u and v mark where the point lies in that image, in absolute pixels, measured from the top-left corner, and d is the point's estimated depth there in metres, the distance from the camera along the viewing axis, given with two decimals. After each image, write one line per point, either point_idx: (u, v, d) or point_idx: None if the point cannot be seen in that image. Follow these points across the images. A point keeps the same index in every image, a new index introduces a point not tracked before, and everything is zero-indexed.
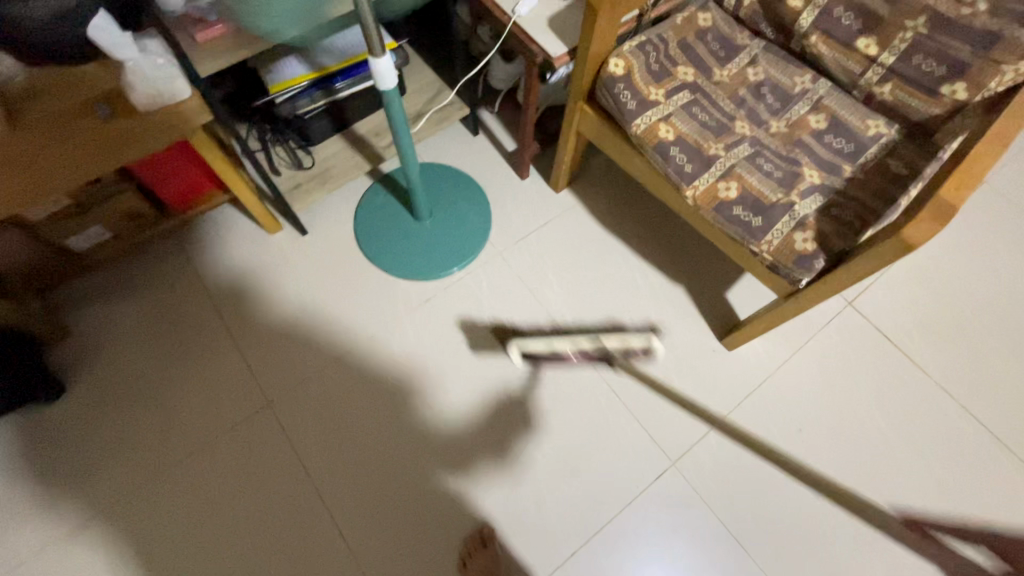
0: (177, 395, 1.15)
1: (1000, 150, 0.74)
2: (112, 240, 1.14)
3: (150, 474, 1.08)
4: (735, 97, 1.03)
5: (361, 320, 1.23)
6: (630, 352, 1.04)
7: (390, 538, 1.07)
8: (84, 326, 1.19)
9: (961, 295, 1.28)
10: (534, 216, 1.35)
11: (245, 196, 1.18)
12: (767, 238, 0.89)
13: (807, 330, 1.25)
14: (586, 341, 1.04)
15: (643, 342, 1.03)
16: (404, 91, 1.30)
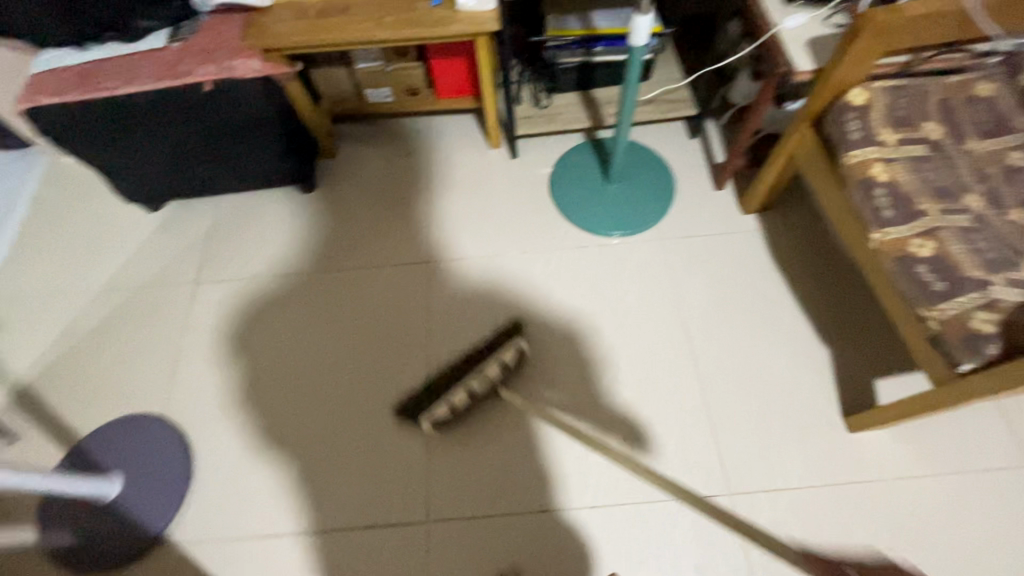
0: (373, 236, 1.46)
1: None
2: (392, 102, 1.51)
3: (332, 279, 1.40)
4: (982, 171, 0.94)
5: (521, 238, 1.41)
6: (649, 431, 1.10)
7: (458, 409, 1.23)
8: (343, 163, 1.57)
9: None
10: (710, 224, 1.38)
11: (489, 109, 1.44)
12: (942, 306, 0.82)
13: (957, 462, 1.07)
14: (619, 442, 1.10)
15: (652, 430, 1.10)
16: (650, 75, 1.44)
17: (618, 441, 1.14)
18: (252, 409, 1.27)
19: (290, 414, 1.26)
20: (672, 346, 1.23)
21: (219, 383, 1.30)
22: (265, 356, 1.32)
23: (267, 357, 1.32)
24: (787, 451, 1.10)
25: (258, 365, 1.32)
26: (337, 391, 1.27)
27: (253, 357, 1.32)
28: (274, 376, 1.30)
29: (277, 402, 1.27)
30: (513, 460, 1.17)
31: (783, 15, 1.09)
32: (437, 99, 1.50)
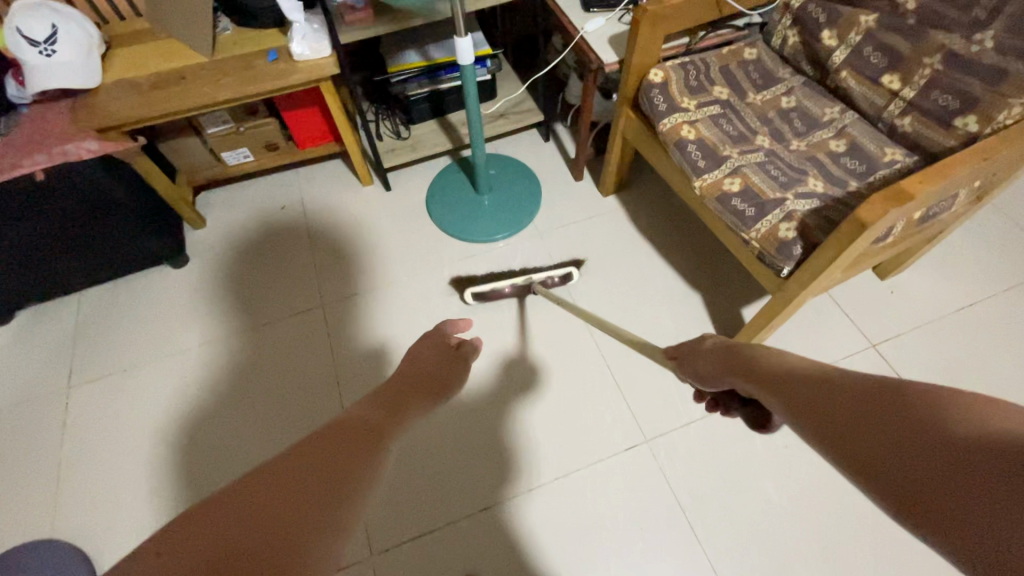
0: (260, 289, 1.43)
1: (977, 163, 0.80)
2: (254, 161, 1.51)
3: (223, 341, 1.35)
4: (764, 116, 1.15)
5: (410, 262, 1.46)
6: (550, 279, 1.33)
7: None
8: (215, 229, 1.54)
9: (1001, 365, 1.23)
10: (578, 212, 1.52)
11: (352, 149, 1.49)
12: (757, 226, 0.98)
13: (820, 359, 1.24)
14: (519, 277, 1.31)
15: (561, 272, 1.33)
16: (496, 93, 1.58)
17: (540, 420, 1.20)
18: (160, 497, 1.17)
19: (202, 496, 1.17)
20: (567, 323, 1.33)
21: (117, 481, 1.19)
22: (166, 440, 1.23)
23: (165, 444, 1.23)
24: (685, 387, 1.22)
25: (156, 455, 1.22)
26: (252, 459, 1.21)
27: (153, 442, 1.23)
28: (181, 453, 1.22)
29: (191, 480, 1.19)
30: (444, 473, 1.15)
31: (584, 20, 1.26)
32: (300, 150, 1.53)
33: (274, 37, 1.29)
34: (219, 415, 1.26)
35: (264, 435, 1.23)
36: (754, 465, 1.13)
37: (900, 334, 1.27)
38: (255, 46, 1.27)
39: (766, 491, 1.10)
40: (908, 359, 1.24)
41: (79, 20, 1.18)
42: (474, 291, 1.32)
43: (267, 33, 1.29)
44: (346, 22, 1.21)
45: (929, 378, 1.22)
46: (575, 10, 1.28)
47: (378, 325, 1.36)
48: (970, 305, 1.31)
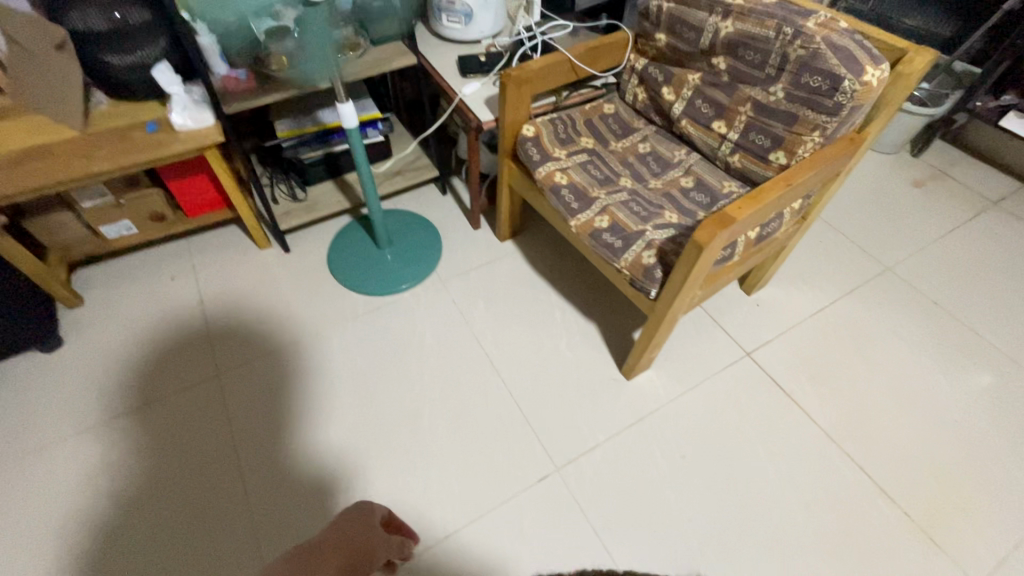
0: (148, 367, 1.35)
1: (783, 189, 0.96)
2: (138, 232, 1.46)
3: (104, 428, 1.25)
4: (625, 161, 1.30)
5: (313, 322, 1.45)
6: None
7: (291, 513, 1.16)
8: (94, 308, 1.45)
9: (853, 360, 1.42)
10: (479, 258, 1.59)
11: (246, 214, 1.49)
12: (624, 256, 1.09)
13: (705, 372, 1.36)
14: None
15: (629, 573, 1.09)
16: (390, 152, 1.66)
17: (454, 466, 1.21)
18: None
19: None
20: (475, 366, 1.36)
21: None
22: (35, 548, 1.10)
23: (37, 549, 1.10)
24: (590, 414, 1.28)
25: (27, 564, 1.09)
26: (142, 554, 1.11)
27: (17, 554, 1.10)
28: (54, 560, 1.09)
29: None
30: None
31: (461, 84, 1.38)
32: (189, 218, 1.50)
33: (153, 110, 1.29)
34: (105, 506, 1.15)
35: (159, 524, 1.14)
36: (658, 479, 1.20)
37: (769, 342, 1.43)
38: (132, 119, 1.27)
39: (671, 503, 1.17)
40: (778, 363, 1.40)
41: None
42: None
43: (145, 105, 1.29)
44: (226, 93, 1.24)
45: (796, 377, 1.37)
46: (452, 76, 1.40)
47: (283, 390, 1.32)
48: (821, 311, 1.51)
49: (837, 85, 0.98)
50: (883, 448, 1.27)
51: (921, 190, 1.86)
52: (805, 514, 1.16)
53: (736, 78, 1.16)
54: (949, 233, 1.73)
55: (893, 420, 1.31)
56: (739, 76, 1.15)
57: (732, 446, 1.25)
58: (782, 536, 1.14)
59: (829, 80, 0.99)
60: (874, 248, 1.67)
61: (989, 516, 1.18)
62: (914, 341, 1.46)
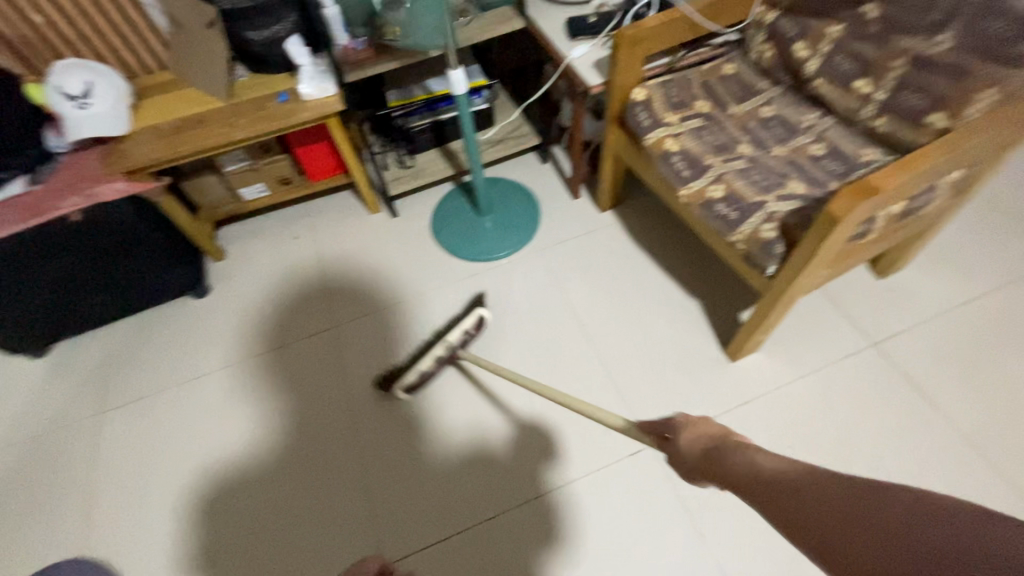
0: (276, 316, 1.51)
1: (944, 156, 0.83)
2: (269, 195, 1.61)
3: (243, 366, 1.43)
4: (745, 126, 1.20)
5: (417, 284, 1.52)
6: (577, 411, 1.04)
7: (395, 458, 1.26)
8: (234, 261, 1.64)
9: (1006, 358, 1.23)
10: (577, 228, 1.57)
11: (360, 180, 1.59)
12: (740, 229, 1.01)
13: (821, 359, 1.25)
14: (437, 348, 1.25)
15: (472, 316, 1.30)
16: (493, 120, 1.67)
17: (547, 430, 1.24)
18: (187, 518, 1.24)
19: (231, 514, 1.24)
20: (569, 335, 1.37)
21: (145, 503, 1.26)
22: (190, 464, 1.30)
23: (192, 465, 1.30)
24: (688, 391, 1.24)
25: (186, 473, 1.29)
26: (272, 480, 1.27)
27: (178, 466, 1.30)
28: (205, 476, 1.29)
29: (215, 503, 1.25)
30: (453, 485, 1.23)
31: (570, 47, 1.34)
32: (312, 183, 1.63)
33: (284, 81, 1.40)
34: (241, 435, 1.33)
35: (286, 455, 1.29)
36: None
37: (900, 331, 1.28)
38: (268, 90, 1.39)
39: None
40: (911, 356, 1.24)
41: (110, 76, 1.31)
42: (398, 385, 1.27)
43: (277, 77, 1.40)
44: (348, 62, 1.31)
45: (932, 373, 1.22)
46: (561, 39, 1.36)
47: (388, 346, 1.42)
48: (970, 300, 1.31)
49: None
50: None
51: None
52: None
53: (891, 27, 1.01)
54: None
55: None
56: (895, 24, 1.00)
57: (845, 441, 1.15)
58: None
59: None
60: None
61: None
62: None
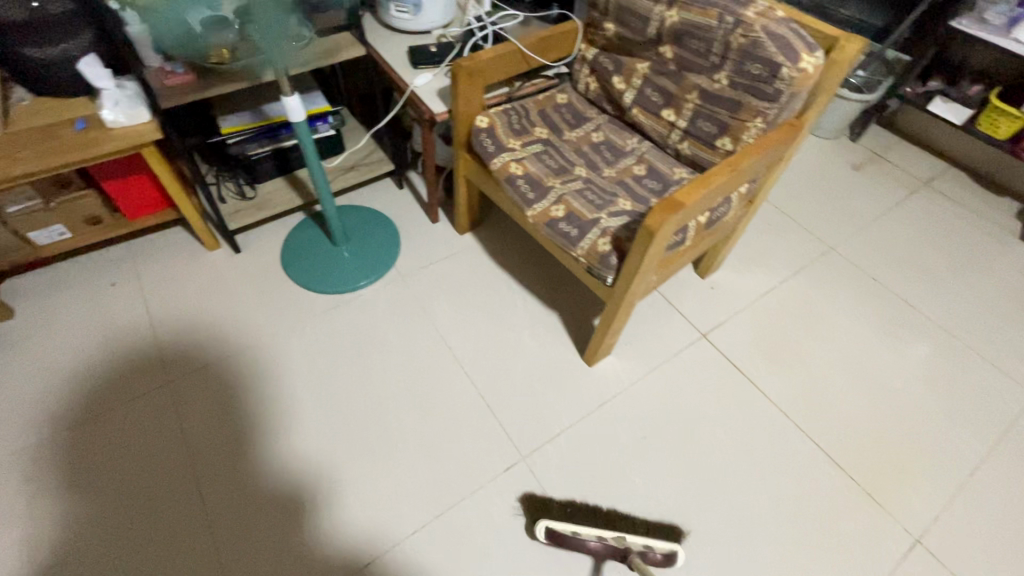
0: (95, 376, 1.29)
1: (728, 173, 0.99)
2: (71, 238, 1.37)
3: (48, 443, 1.19)
4: (579, 150, 1.32)
5: (270, 323, 1.40)
6: (649, 554, 1.04)
7: (281, 534, 1.11)
8: (30, 318, 1.36)
9: (801, 336, 1.49)
10: (439, 252, 1.58)
11: (192, 214, 1.43)
12: (581, 243, 1.10)
13: (665, 354, 1.40)
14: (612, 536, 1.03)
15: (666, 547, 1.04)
16: (343, 147, 1.62)
17: (421, 460, 1.21)
18: None
19: None
20: (438, 359, 1.36)
21: None
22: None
23: None
24: (555, 398, 1.31)
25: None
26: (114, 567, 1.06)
27: None
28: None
29: None
30: (345, 550, 1.10)
31: (413, 76, 1.36)
32: (131, 221, 1.42)
33: (81, 107, 1.21)
34: (47, 526, 1.10)
35: (138, 548, 1.08)
36: (622, 461, 1.23)
37: (723, 322, 1.49)
38: (59, 116, 1.19)
39: (634, 484, 1.20)
40: (733, 342, 1.45)
41: None
42: (550, 527, 1.05)
43: (72, 102, 1.21)
44: (164, 87, 1.19)
45: (750, 354, 1.43)
46: (404, 67, 1.38)
47: (264, 389, 1.29)
48: (771, 290, 1.58)
49: (775, 72, 1.01)
50: (831, 417, 1.33)
51: (860, 172, 1.96)
52: (760, 485, 1.22)
53: (682, 66, 1.18)
54: (886, 212, 1.83)
55: (840, 391, 1.38)
56: (686, 64, 1.17)
57: (690, 424, 1.29)
58: (740, 505, 1.19)
59: (768, 67, 1.02)
60: (819, 228, 1.75)
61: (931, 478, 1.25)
62: (857, 316, 1.54)
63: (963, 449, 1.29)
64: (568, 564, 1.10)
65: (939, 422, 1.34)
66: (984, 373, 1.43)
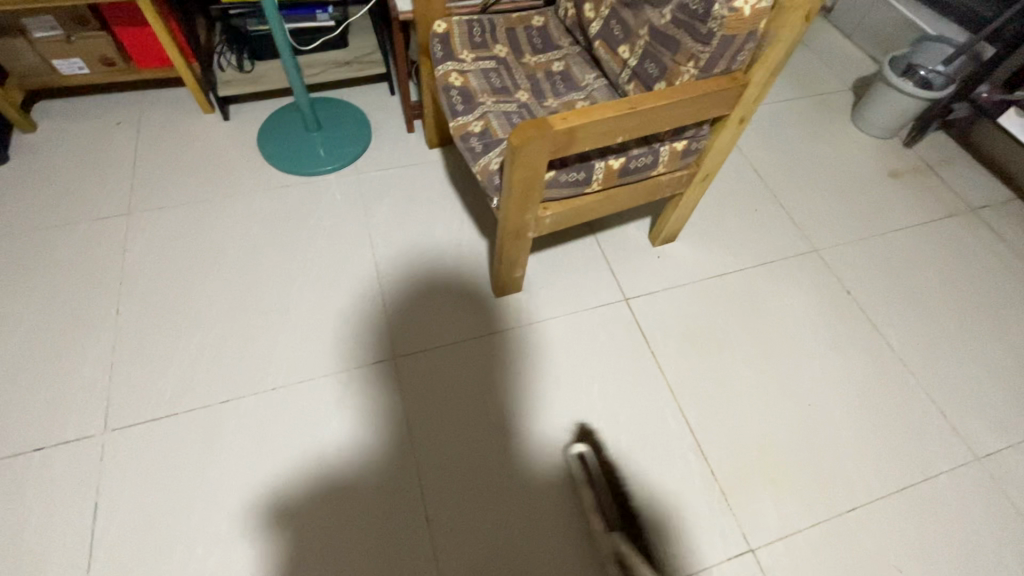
0: (75, 190, 1.48)
1: (623, 111, 0.93)
2: (88, 72, 1.55)
3: (20, 231, 1.39)
4: (531, 76, 1.27)
5: (229, 185, 1.53)
6: None
7: (548, 508, 1.12)
8: (44, 133, 1.58)
9: (734, 328, 1.37)
10: (400, 160, 1.62)
11: (188, 75, 1.55)
12: (480, 161, 1.09)
13: (576, 305, 1.37)
14: None
15: None
16: (342, 41, 1.67)
17: (309, 334, 1.29)
18: None
19: None
20: (358, 254, 1.42)
21: None
22: None
23: None
24: (451, 316, 1.34)
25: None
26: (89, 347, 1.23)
27: None
28: None
29: None
30: (274, 401, 1.20)
31: None
32: (139, 69, 1.58)
33: None
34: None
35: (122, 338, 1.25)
36: (489, 389, 1.24)
37: (652, 293, 1.41)
38: None
39: (490, 411, 1.22)
40: (653, 313, 1.38)
41: None
42: None
43: None
44: None
45: (666, 330, 1.36)
46: None
47: (271, 254, 1.41)
48: (723, 275, 1.46)
49: (710, 10, 0.91)
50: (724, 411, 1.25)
51: (894, 180, 1.71)
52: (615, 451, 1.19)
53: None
54: (904, 229, 1.59)
55: (751, 392, 1.28)
56: None
57: (571, 376, 1.27)
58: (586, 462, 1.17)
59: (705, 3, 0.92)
60: (810, 227, 1.57)
61: (806, 499, 1.16)
62: (807, 325, 1.39)
63: (859, 487, 1.18)
64: (399, 459, 1.15)
65: (842, 452, 1.22)
66: (926, 421, 1.27)
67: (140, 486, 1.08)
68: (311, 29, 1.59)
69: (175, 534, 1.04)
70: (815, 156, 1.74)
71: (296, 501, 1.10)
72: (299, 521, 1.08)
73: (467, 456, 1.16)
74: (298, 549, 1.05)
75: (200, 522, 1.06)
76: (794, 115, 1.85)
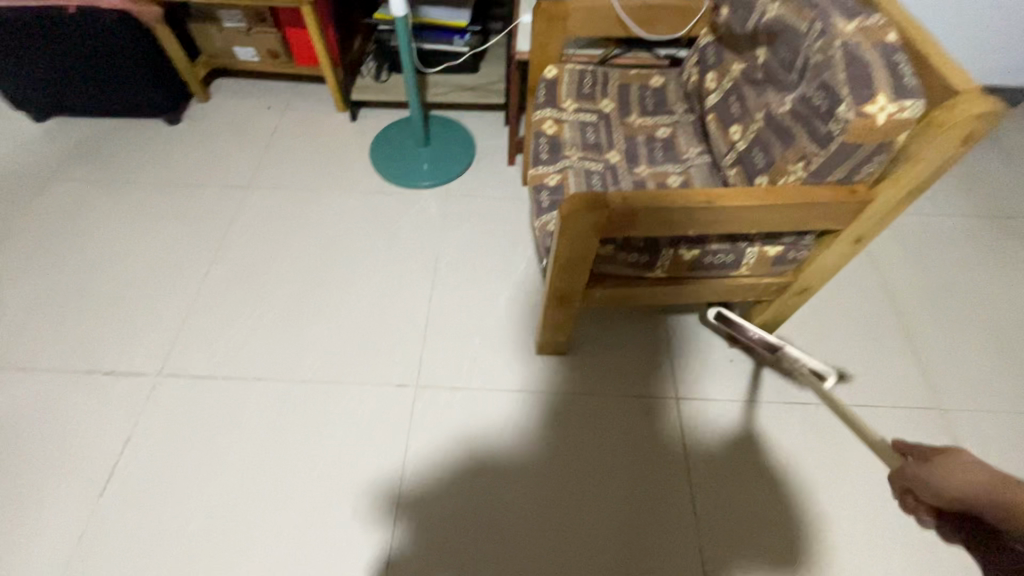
0: (218, 157, 1.70)
1: (699, 203, 0.81)
2: (258, 61, 1.78)
3: (166, 183, 1.63)
4: (630, 137, 1.18)
5: (335, 180, 1.65)
6: None
7: None
8: (212, 105, 1.85)
9: (798, 471, 1.15)
10: (490, 190, 1.63)
11: (332, 76, 1.71)
12: (542, 218, 1.04)
13: (618, 387, 1.26)
14: None
15: None
16: (471, 66, 1.73)
17: (352, 337, 1.33)
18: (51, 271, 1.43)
19: (83, 281, 1.42)
20: (421, 272, 1.45)
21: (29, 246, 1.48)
22: (84, 235, 1.51)
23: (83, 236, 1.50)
24: (487, 358, 1.30)
25: (68, 246, 1.48)
26: (175, 297, 1.39)
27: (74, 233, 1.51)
28: (85, 247, 1.48)
29: (77, 269, 1.44)
30: (300, 391, 1.25)
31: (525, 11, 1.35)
32: (297, 64, 1.78)
33: None
34: (128, 230, 1.52)
35: (201, 296, 1.39)
36: (497, 444, 1.18)
37: (709, 399, 1.24)
38: None
39: (492, 472, 1.15)
40: (703, 423, 1.21)
41: None
42: None
43: None
44: None
45: (711, 448, 1.18)
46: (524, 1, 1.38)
47: (347, 252, 1.49)
48: (804, 404, 1.23)
49: (835, 108, 0.76)
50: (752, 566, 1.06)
51: None
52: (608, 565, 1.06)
53: (768, 79, 0.95)
54: None
55: (793, 556, 1.06)
56: (772, 76, 0.94)
57: (589, 464, 1.16)
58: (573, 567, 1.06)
59: (831, 100, 0.77)
60: (940, 377, 1.27)
61: None
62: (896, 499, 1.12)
63: None
64: (388, 488, 1.13)
65: None
66: None
67: (171, 430, 1.19)
68: (446, 52, 1.66)
69: (179, 485, 1.13)
70: (978, 293, 1.41)
71: (288, 496, 1.12)
72: (283, 514, 1.10)
73: (453, 510, 1.11)
74: (272, 547, 1.07)
75: (200, 487, 1.13)
76: (964, 235, 1.52)
